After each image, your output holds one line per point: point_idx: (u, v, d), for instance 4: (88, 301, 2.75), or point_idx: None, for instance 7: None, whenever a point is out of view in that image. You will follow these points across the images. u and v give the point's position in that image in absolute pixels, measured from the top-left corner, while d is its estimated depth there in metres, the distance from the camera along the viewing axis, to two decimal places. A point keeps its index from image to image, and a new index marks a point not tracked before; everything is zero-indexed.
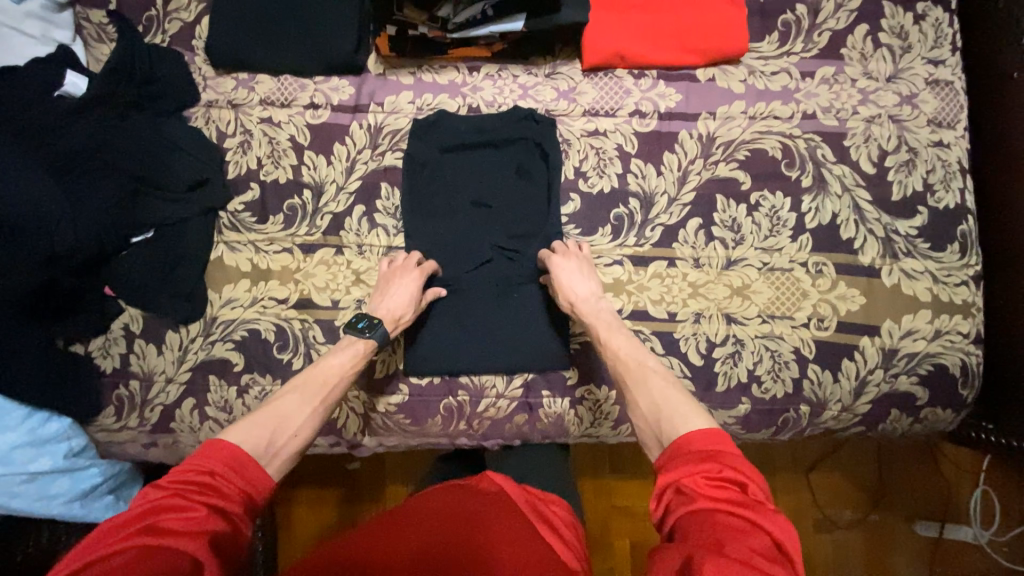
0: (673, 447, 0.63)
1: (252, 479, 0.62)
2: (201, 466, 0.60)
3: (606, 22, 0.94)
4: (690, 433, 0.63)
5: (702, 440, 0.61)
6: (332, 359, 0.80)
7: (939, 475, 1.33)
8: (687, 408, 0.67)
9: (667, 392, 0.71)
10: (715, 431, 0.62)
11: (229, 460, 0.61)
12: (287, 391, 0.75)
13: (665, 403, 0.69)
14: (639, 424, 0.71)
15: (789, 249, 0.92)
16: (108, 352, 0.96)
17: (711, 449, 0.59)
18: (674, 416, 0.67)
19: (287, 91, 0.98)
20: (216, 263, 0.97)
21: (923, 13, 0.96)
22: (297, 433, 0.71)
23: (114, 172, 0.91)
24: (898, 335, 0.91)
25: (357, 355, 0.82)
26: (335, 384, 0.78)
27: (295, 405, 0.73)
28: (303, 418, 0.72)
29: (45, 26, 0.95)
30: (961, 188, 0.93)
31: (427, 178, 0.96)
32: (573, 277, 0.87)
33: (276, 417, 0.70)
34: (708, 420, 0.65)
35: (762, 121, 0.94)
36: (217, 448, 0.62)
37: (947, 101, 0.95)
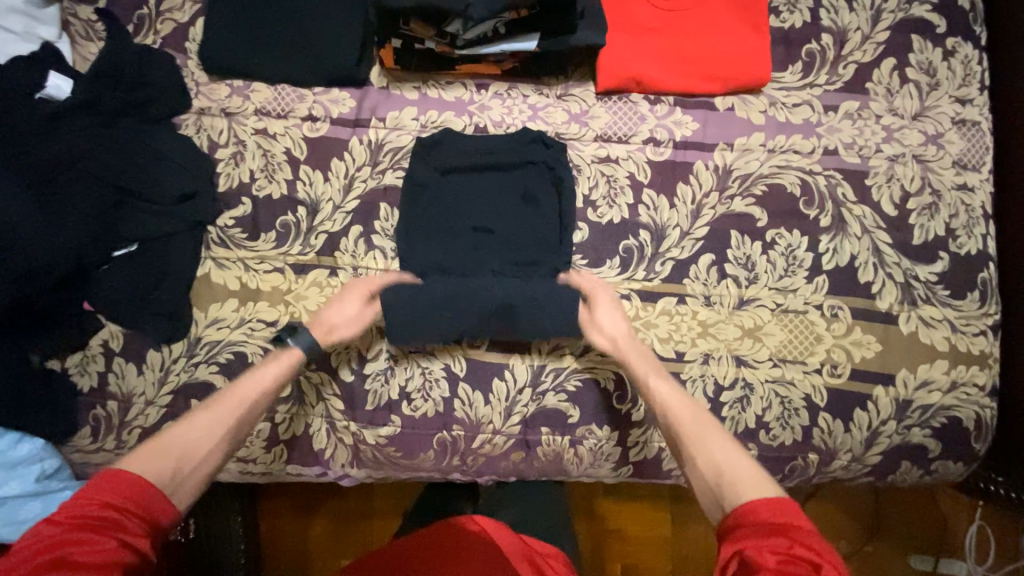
0: (736, 515, 0.58)
1: (160, 509, 0.60)
2: (93, 501, 0.57)
3: (623, 44, 0.89)
4: (754, 500, 0.58)
5: (768, 512, 0.56)
6: (262, 373, 0.76)
7: (937, 511, 1.30)
8: (746, 470, 0.62)
9: (729, 450, 0.66)
10: (785, 501, 0.57)
11: (124, 492, 0.59)
12: (194, 420, 0.70)
13: (731, 461, 0.64)
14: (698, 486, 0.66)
15: (804, 291, 0.88)
16: (85, 369, 0.91)
17: (781, 521, 0.54)
18: (730, 478, 0.62)
19: (283, 101, 0.93)
20: (203, 280, 0.92)
21: (953, 49, 0.92)
22: (203, 458, 0.67)
23: (97, 183, 0.86)
24: (913, 385, 0.87)
25: (272, 375, 0.76)
26: (254, 403, 0.73)
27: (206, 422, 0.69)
28: (215, 434, 0.69)
29: (29, 21, 0.90)
30: (984, 234, 0.90)
31: (428, 201, 0.91)
32: (605, 321, 0.83)
33: (188, 432, 0.67)
34: (775, 486, 0.60)
35: (781, 155, 0.90)
36: (109, 480, 0.59)
37: (973, 142, 0.91)
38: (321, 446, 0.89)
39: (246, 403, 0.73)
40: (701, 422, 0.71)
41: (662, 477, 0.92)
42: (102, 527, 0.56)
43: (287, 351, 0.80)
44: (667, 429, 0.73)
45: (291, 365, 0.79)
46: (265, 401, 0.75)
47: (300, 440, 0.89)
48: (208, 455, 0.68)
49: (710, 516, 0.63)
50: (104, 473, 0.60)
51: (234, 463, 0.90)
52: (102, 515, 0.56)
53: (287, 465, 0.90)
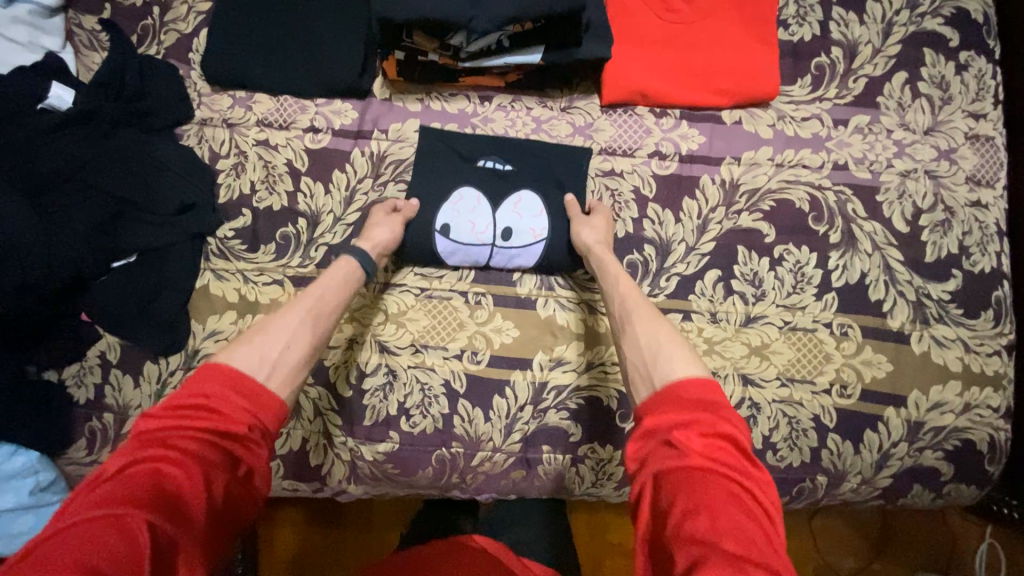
0: (663, 391, 0.58)
1: (270, 411, 0.60)
2: (206, 390, 0.57)
3: (629, 56, 0.88)
4: (681, 379, 0.58)
5: (695, 390, 0.56)
6: (334, 288, 0.74)
7: (947, 531, 1.27)
8: (678, 352, 0.62)
9: (663, 339, 0.64)
10: (707, 379, 0.58)
11: (235, 386, 0.58)
12: (283, 313, 0.69)
13: (664, 343, 0.63)
14: (628, 367, 0.65)
15: (813, 308, 0.86)
16: (82, 381, 0.89)
17: (706, 399, 0.55)
18: (663, 361, 0.61)
19: (285, 112, 0.93)
20: (202, 292, 0.91)
21: (966, 63, 0.91)
22: (290, 346, 0.65)
23: (97, 194, 0.85)
24: (925, 407, 0.85)
25: (341, 279, 0.76)
26: (333, 308, 0.72)
27: (288, 326, 0.67)
28: (300, 340, 0.66)
29: (33, 31, 0.90)
30: (998, 252, 0.88)
31: (428, 196, 0.88)
32: (587, 231, 0.83)
33: (270, 336, 0.65)
34: (700, 367, 0.60)
35: (789, 170, 0.89)
36: (222, 370, 0.59)
37: (987, 158, 0.89)
38: (318, 462, 0.88)
39: (327, 319, 0.71)
40: (643, 311, 0.69)
41: None
42: (216, 418, 0.56)
43: (348, 264, 0.78)
44: (616, 322, 0.71)
45: (359, 280, 0.78)
46: (340, 312, 0.74)
47: (297, 455, 0.88)
48: (288, 347, 0.65)
49: (636, 396, 0.61)
50: (216, 364, 0.59)
51: None
52: (217, 406, 0.56)
53: (283, 480, 0.89)
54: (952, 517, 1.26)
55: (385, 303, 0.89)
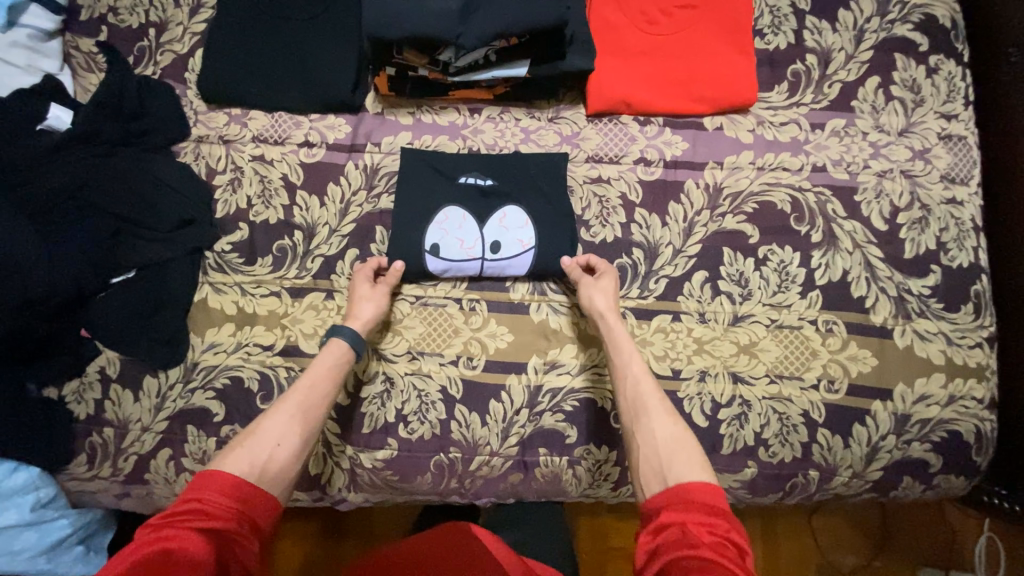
0: (677, 489, 0.62)
1: (267, 504, 0.65)
2: (202, 492, 0.62)
3: (612, 68, 0.91)
4: (691, 482, 0.62)
5: (705, 495, 0.60)
6: (321, 374, 0.78)
7: (943, 525, 1.28)
8: (693, 456, 0.66)
9: (671, 441, 0.68)
10: (717, 488, 0.62)
11: (236, 489, 0.63)
12: (275, 410, 0.73)
13: (675, 445, 0.67)
14: (637, 459, 0.68)
15: (798, 306, 0.89)
16: (82, 397, 0.90)
17: (714, 505, 0.59)
18: (676, 462, 0.65)
19: (280, 128, 0.95)
20: (200, 305, 0.92)
21: (936, 67, 0.94)
22: (280, 446, 0.70)
23: (96, 212, 0.87)
24: (911, 400, 0.87)
25: (329, 367, 0.78)
26: (321, 402, 0.76)
27: (278, 426, 0.71)
28: (287, 439, 0.71)
29: (31, 54, 0.92)
30: (975, 247, 0.90)
31: (418, 209, 0.90)
32: (594, 293, 0.84)
33: (259, 441, 0.69)
34: (709, 472, 0.64)
35: (771, 172, 0.92)
36: (220, 475, 0.63)
37: (960, 156, 0.92)
38: (317, 470, 0.89)
39: (315, 409, 0.74)
40: (653, 401, 0.73)
41: None
42: (218, 517, 0.60)
43: (338, 348, 0.80)
44: (626, 404, 0.75)
45: (348, 362, 0.81)
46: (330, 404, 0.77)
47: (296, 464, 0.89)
48: (276, 449, 0.69)
49: (644, 489, 0.66)
50: (210, 471, 0.64)
51: None
52: (218, 506, 0.61)
53: None
54: (948, 510, 1.28)
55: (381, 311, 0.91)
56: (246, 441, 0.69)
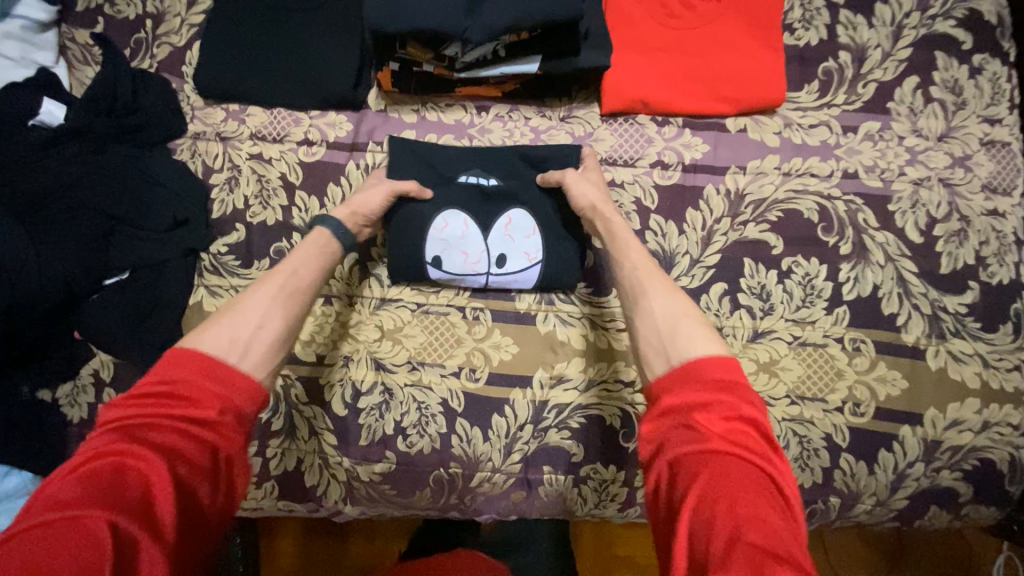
0: (685, 368, 0.55)
1: (251, 388, 0.58)
2: (172, 375, 0.55)
3: (629, 65, 0.86)
4: (701, 357, 0.56)
5: (718, 371, 0.54)
6: (302, 256, 0.70)
7: (964, 546, 1.22)
8: (697, 327, 0.59)
9: (673, 309, 0.62)
10: (728, 359, 0.55)
11: (207, 368, 0.56)
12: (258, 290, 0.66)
13: (680, 317, 0.61)
14: (639, 344, 0.61)
15: (823, 323, 0.83)
16: (76, 400, 0.88)
17: (723, 381, 0.53)
18: (681, 337, 0.58)
19: (279, 125, 0.91)
20: (196, 309, 0.89)
21: (980, 66, 0.87)
22: (262, 326, 0.62)
23: (87, 211, 0.84)
24: (942, 426, 0.81)
25: (320, 250, 0.72)
26: (310, 281, 0.69)
27: (258, 299, 0.64)
28: (267, 314, 0.63)
29: (25, 46, 0.90)
30: (1017, 262, 0.84)
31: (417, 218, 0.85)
32: (579, 180, 0.80)
33: (236, 316, 0.62)
34: (721, 345, 0.58)
35: (797, 179, 0.86)
36: (188, 355, 0.57)
37: (1004, 164, 0.86)
38: (313, 482, 0.86)
39: (302, 286, 0.68)
40: (654, 281, 0.65)
41: None
42: (195, 403, 0.54)
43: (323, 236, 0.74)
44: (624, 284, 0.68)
45: (336, 248, 0.74)
46: (320, 286, 0.70)
47: (291, 476, 0.86)
48: (263, 322, 0.62)
49: (648, 371, 0.59)
50: (185, 347, 0.57)
51: None
52: (190, 387, 0.55)
53: (279, 501, 0.87)
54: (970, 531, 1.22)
55: (381, 319, 0.87)
56: (220, 316, 0.61)
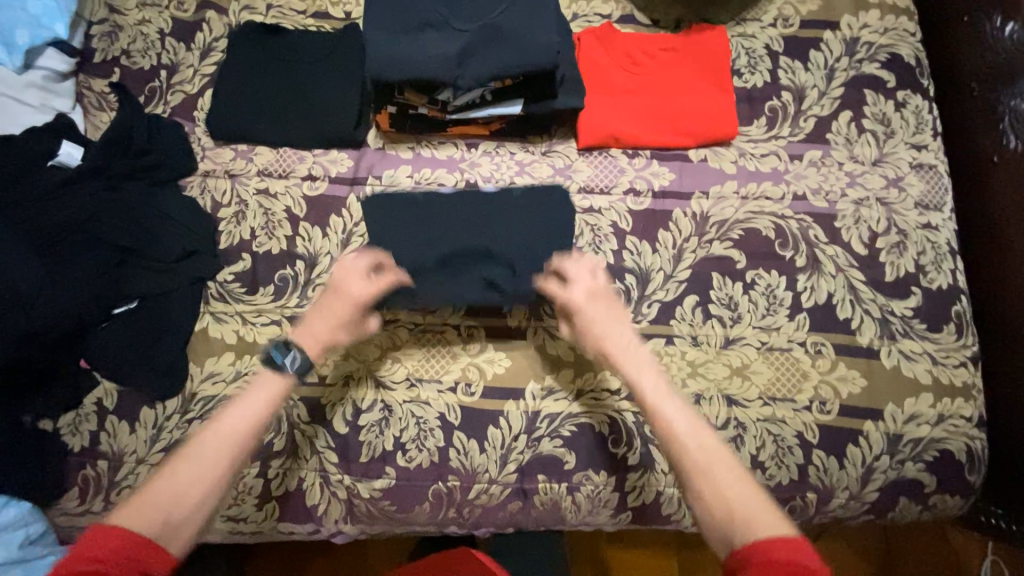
0: (750, 552, 0.57)
1: (164, 559, 0.60)
2: (99, 551, 0.57)
3: (601, 106, 0.97)
4: (768, 538, 0.57)
5: (781, 550, 0.55)
6: (241, 412, 0.69)
7: (946, 547, 1.27)
8: (751, 494, 0.61)
9: (728, 480, 0.62)
10: (795, 539, 0.56)
11: (126, 545, 0.58)
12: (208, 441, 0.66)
13: (739, 494, 0.61)
14: (703, 520, 0.62)
15: (787, 329, 0.91)
16: (77, 429, 0.91)
17: (794, 561, 0.54)
18: (744, 513, 0.60)
19: (284, 163, 0.98)
20: (200, 335, 0.93)
21: (904, 101, 1.01)
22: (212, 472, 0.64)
23: (101, 244, 0.89)
24: (901, 420, 0.89)
25: (267, 400, 0.70)
26: (251, 424, 0.68)
27: (196, 470, 0.64)
28: (206, 489, 0.64)
29: (46, 95, 0.97)
30: (952, 269, 0.94)
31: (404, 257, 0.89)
32: (577, 289, 0.81)
33: (173, 478, 0.63)
34: (785, 520, 0.59)
35: (754, 201, 0.96)
36: (114, 532, 0.59)
37: (932, 184, 0.98)
38: (314, 501, 0.88)
39: (237, 439, 0.67)
40: (699, 446, 0.65)
41: (664, 522, 0.90)
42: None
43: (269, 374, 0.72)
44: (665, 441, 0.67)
45: (282, 388, 0.72)
46: (263, 428, 0.70)
47: (293, 496, 0.88)
48: (216, 465, 0.65)
49: (714, 543, 0.61)
50: (109, 525, 0.59)
51: (225, 522, 0.88)
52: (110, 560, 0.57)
53: (279, 523, 0.89)
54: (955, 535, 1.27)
55: (379, 339, 0.92)
56: (155, 483, 0.63)
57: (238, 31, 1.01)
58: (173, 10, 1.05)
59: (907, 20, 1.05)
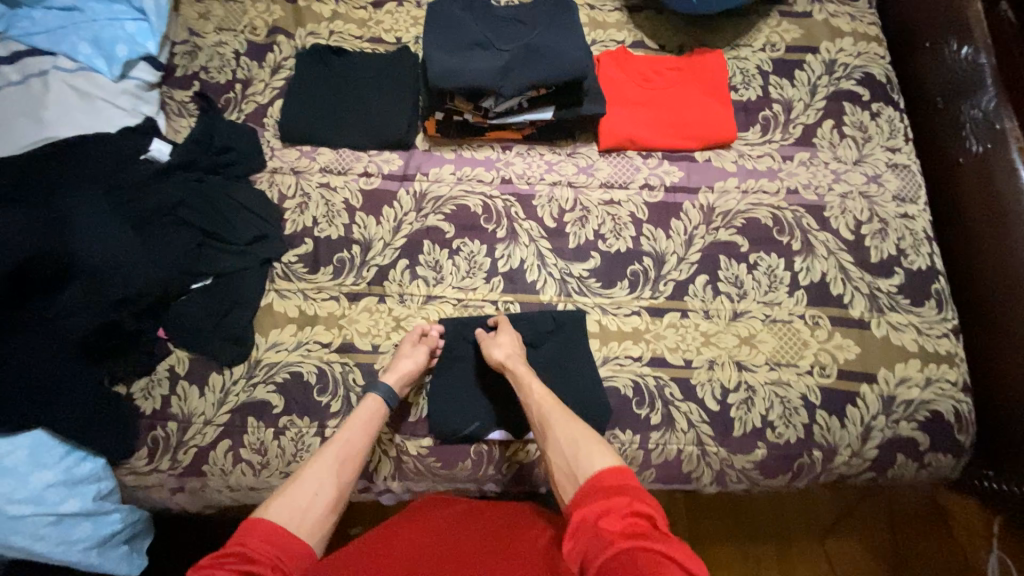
0: (589, 484, 0.69)
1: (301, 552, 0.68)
2: (249, 540, 0.66)
3: (619, 114, 1.13)
4: (600, 471, 0.70)
5: (610, 478, 0.69)
6: (356, 419, 0.87)
7: (952, 542, 1.35)
8: (595, 447, 0.74)
9: (578, 440, 0.77)
10: (618, 467, 0.71)
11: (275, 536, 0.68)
12: (315, 458, 0.79)
13: (578, 441, 0.76)
14: (555, 473, 0.76)
15: (788, 303, 1.04)
16: (150, 393, 0.98)
17: (618, 486, 0.67)
18: (583, 458, 0.74)
19: (344, 161, 1.13)
20: (266, 309, 1.04)
21: (878, 112, 1.17)
22: (319, 494, 0.75)
23: (187, 227, 1.02)
24: (894, 382, 0.99)
25: (370, 414, 0.88)
26: (359, 449, 0.83)
27: (316, 471, 0.77)
28: (325, 471, 0.78)
29: (136, 100, 1.11)
30: (930, 253, 1.08)
31: (461, 370, 1.00)
32: (496, 341, 0.95)
33: (297, 483, 0.75)
34: (613, 456, 0.73)
35: (753, 195, 1.10)
36: (260, 523, 0.69)
37: (907, 181, 1.12)
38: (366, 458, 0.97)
39: (354, 455, 0.82)
40: (557, 415, 0.82)
41: (683, 482, 0.98)
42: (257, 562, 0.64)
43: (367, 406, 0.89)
44: (536, 424, 0.83)
45: (384, 411, 0.90)
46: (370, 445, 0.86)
47: None
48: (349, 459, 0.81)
49: (563, 493, 0.73)
50: (252, 518, 0.69)
51: (283, 479, 0.96)
52: (259, 553, 0.65)
53: None
54: (956, 531, 1.36)
55: (427, 312, 1.04)
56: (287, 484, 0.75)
57: (305, 52, 1.18)
58: (247, 34, 1.22)
59: (877, 45, 1.23)
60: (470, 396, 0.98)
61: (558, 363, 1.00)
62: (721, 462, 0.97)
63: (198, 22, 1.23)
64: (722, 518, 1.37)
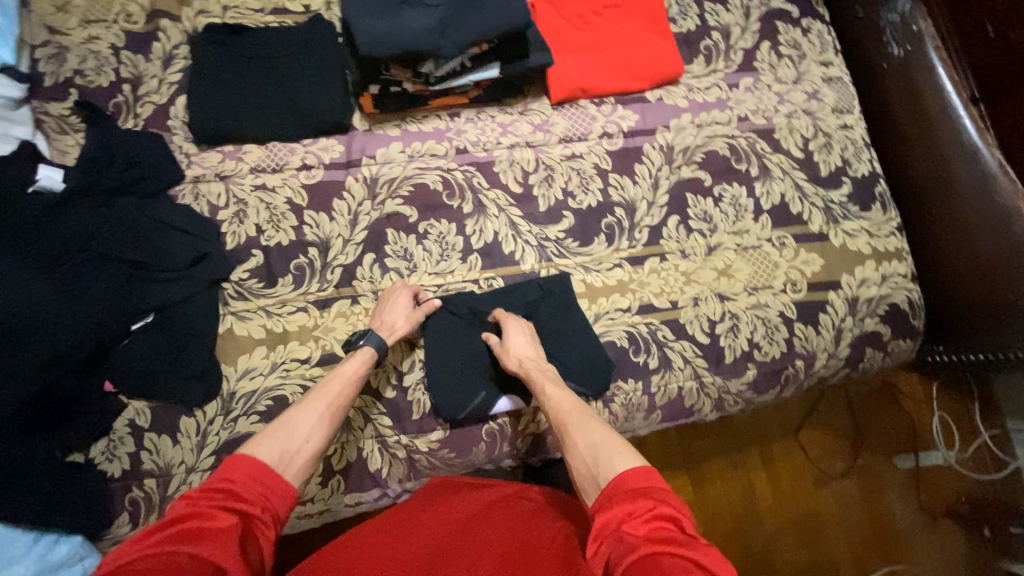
0: (612, 486, 0.65)
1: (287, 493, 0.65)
2: (235, 477, 0.62)
3: (565, 63, 1.07)
4: (624, 472, 0.66)
5: (632, 480, 0.64)
6: (343, 372, 0.83)
7: (902, 412, 1.48)
8: (617, 450, 0.70)
9: (598, 442, 0.73)
10: (643, 468, 0.66)
11: (259, 475, 0.64)
12: (303, 407, 0.76)
13: (600, 444, 0.72)
14: (579, 480, 0.72)
15: (755, 229, 1.07)
16: (113, 454, 0.87)
17: (645, 488, 0.63)
18: (605, 461, 0.69)
19: (276, 157, 1.00)
20: (227, 335, 0.94)
21: (808, 27, 1.20)
22: (308, 442, 0.71)
23: (108, 261, 0.88)
24: (856, 285, 1.07)
25: (358, 364, 0.85)
26: (345, 405, 0.80)
27: (305, 419, 0.74)
28: (314, 422, 0.74)
29: (3, 123, 0.90)
30: (870, 158, 1.14)
31: (456, 356, 0.96)
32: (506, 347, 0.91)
33: (285, 430, 0.71)
34: (638, 457, 0.69)
35: (708, 128, 1.11)
36: (246, 461, 0.64)
37: (841, 92, 1.17)
38: (376, 466, 0.92)
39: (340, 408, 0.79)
40: (576, 419, 0.78)
41: (686, 416, 1.03)
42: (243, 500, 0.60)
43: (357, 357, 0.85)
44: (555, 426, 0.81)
45: (371, 362, 0.87)
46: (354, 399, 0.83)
47: (355, 465, 0.92)
48: (333, 413, 0.78)
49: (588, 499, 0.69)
50: (239, 455, 0.65)
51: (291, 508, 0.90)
52: (246, 490, 0.61)
53: (346, 497, 0.92)
54: (902, 399, 1.48)
55: None
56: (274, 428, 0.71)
57: (198, 35, 1.01)
58: (121, 23, 1.03)
59: None
60: (470, 380, 0.95)
61: (552, 329, 0.98)
62: (718, 390, 1.02)
63: (54, 16, 1.01)
64: (709, 439, 1.41)
